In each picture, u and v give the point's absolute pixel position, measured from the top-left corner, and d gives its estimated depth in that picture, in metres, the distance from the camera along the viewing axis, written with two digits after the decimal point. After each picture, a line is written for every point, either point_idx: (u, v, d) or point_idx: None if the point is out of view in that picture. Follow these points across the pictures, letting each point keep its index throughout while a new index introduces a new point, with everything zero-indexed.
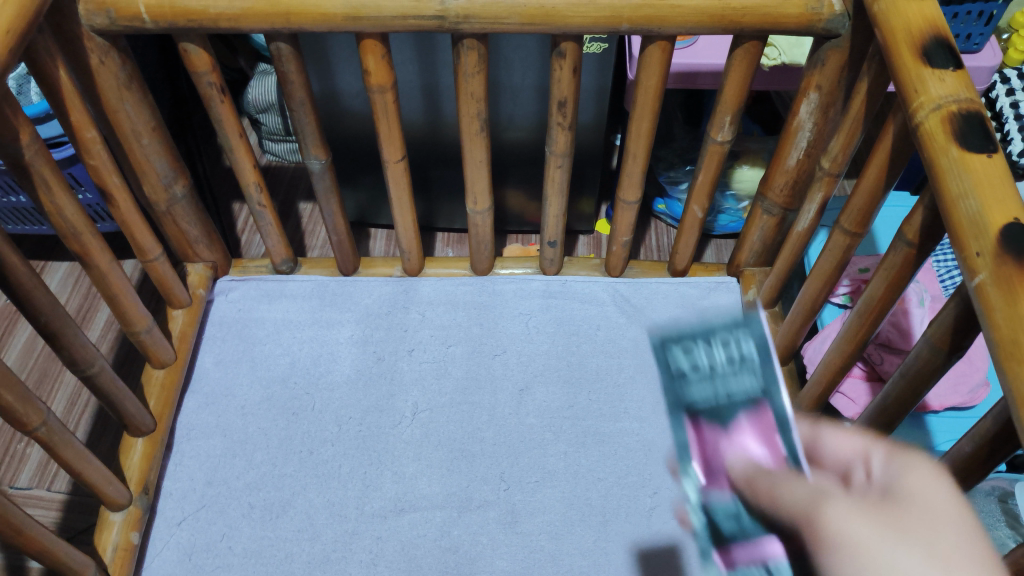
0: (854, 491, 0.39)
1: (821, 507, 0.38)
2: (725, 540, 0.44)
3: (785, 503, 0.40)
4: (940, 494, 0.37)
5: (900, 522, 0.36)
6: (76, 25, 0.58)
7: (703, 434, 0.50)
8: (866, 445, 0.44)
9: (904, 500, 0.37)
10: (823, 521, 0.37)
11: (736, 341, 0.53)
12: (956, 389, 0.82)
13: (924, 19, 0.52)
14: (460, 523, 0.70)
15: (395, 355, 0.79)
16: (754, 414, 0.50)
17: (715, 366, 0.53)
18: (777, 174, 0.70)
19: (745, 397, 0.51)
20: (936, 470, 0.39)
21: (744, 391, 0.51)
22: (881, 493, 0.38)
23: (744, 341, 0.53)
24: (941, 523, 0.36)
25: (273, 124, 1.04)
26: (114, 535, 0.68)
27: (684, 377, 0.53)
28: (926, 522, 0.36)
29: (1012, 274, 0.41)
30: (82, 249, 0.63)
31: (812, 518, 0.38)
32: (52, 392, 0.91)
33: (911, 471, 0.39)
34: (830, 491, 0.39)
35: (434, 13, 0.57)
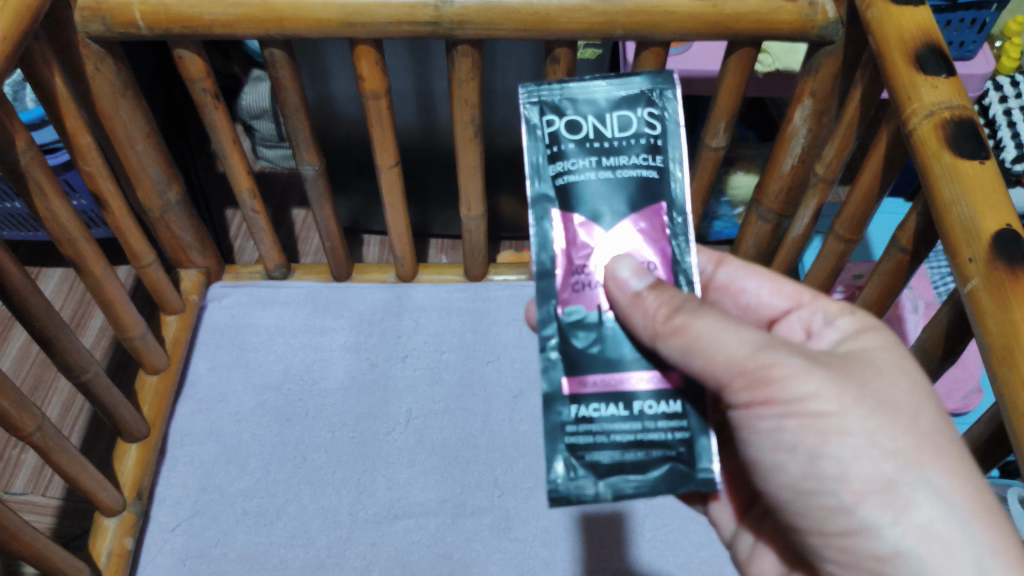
0: (803, 347, 0.44)
1: (777, 364, 0.42)
2: (581, 365, 0.44)
3: (706, 356, 0.42)
4: (896, 366, 0.44)
5: (865, 388, 0.42)
6: (73, 32, 0.58)
7: (575, 215, 0.45)
8: (800, 303, 0.53)
9: (864, 365, 0.44)
10: (779, 376, 0.42)
11: (630, 108, 0.47)
12: (949, 395, 0.82)
13: (916, 26, 0.52)
14: (454, 529, 0.69)
15: (389, 361, 0.78)
16: (644, 208, 0.46)
17: (601, 138, 0.46)
18: (771, 180, 0.70)
19: (633, 172, 0.46)
20: (887, 335, 0.47)
21: (635, 160, 0.46)
22: (834, 357, 0.45)
23: (636, 110, 0.47)
24: (899, 388, 0.43)
25: (267, 130, 1.03)
26: (108, 542, 0.67)
27: (566, 151, 0.46)
28: (885, 389, 0.43)
29: (1004, 280, 0.41)
30: (76, 255, 0.63)
31: (766, 373, 0.42)
32: (46, 399, 0.91)
33: (862, 334, 0.47)
34: (777, 348, 0.42)
35: (428, 18, 0.57)
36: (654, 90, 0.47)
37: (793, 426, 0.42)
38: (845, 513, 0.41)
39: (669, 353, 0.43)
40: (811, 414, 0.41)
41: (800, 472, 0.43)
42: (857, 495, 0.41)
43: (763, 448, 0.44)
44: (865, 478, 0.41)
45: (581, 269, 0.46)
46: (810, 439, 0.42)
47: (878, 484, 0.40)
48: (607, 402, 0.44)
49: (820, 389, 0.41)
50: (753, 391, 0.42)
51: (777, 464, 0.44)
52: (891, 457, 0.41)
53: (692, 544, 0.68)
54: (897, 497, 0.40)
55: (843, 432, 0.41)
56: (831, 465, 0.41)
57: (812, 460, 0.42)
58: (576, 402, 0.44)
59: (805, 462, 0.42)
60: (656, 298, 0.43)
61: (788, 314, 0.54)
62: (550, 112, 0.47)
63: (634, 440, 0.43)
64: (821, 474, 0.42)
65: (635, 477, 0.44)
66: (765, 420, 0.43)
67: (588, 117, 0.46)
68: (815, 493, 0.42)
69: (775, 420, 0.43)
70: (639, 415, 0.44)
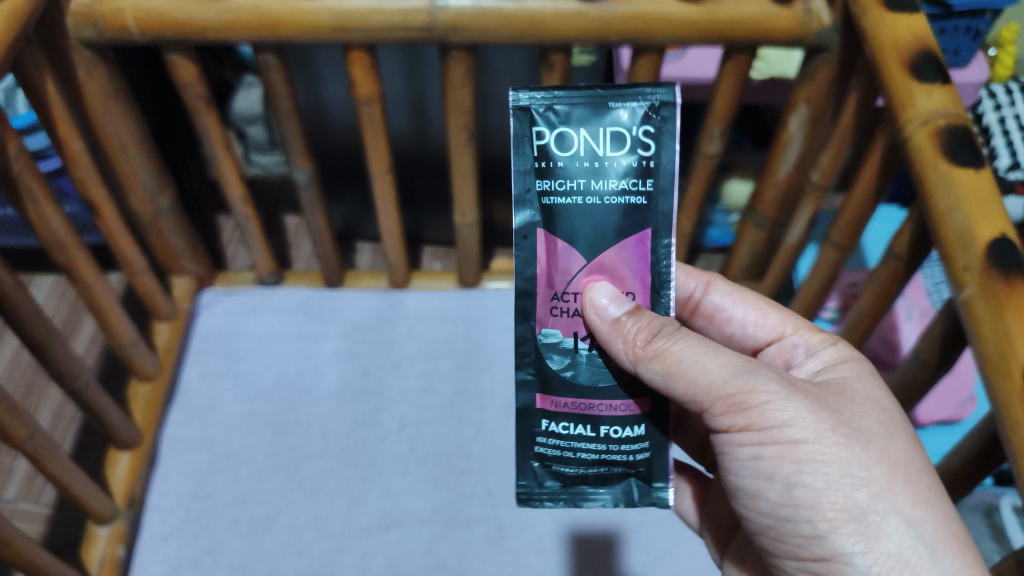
0: (783, 373, 0.44)
1: (755, 389, 0.42)
2: (554, 386, 0.46)
3: (686, 380, 0.43)
4: (872, 398, 0.45)
5: (840, 414, 0.43)
6: (64, 37, 0.58)
7: (558, 241, 0.44)
8: (785, 333, 0.53)
9: (842, 394, 0.45)
10: (757, 403, 0.42)
11: (625, 122, 0.43)
12: (943, 404, 0.81)
13: (911, 34, 0.52)
14: (448, 538, 0.69)
15: (381, 370, 0.78)
16: (631, 234, 0.44)
17: (591, 157, 0.43)
18: (768, 188, 0.69)
19: (620, 199, 0.44)
20: (866, 362, 0.48)
21: (622, 183, 0.44)
22: (813, 384, 0.45)
23: (631, 124, 0.43)
24: (872, 413, 0.43)
25: (260, 136, 1.02)
26: (100, 549, 0.67)
27: (555, 169, 0.44)
28: (860, 418, 0.43)
29: (998, 288, 0.41)
30: (67, 261, 0.62)
31: (743, 396, 0.42)
32: (37, 405, 0.90)
33: (841, 364, 0.48)
34: (756, 372, 0.43)
35: (421, 24, 0.56)
36: (651, 102, 0.43)
37: (771, 454, 0.42)
38: (818, 541, 0.42)
39: (650, 376, 0.44)
40: (787, 441, 0.42)
41: (777, 502, 0.43)
42: (829, 525, 0.41)
43: (741, 476, 0.44)
44: (837, 506, 0.41)
45: (562, 296, 0.45)
46: (786, 468, 0.42)
47: (851, 515, 0.40)
48: (577, 423, 0.47)
49: (797, 416, 0.42)
50: (733, 415, 0.43)
51: (754, 492, 0.44)
52: (864, 487, 0.41)
53: (686, 553, 0.68)
54: (867, 526, 0.40)
55: (816, 460, 0.41)
56: (804, 493, 0.41)
57: (786, 488, 0.42)
58: (548, 419, 0.47)
59: (781, 490, 0.42)
60: (635, 323, 0.43)
61: (771, 344, 0.54)
62: (541, 121, 0.44)
63: (597, 456, 0.47)
64: (794, 503, 0.42)
65: (595, 486, 0.49)
66: (743, 447, 0.43)
67: (579, 129, 0.44)
68: (788, 522, 0.43)
69: (753, 448, 0.43)
70: (605, 439, 0.47)
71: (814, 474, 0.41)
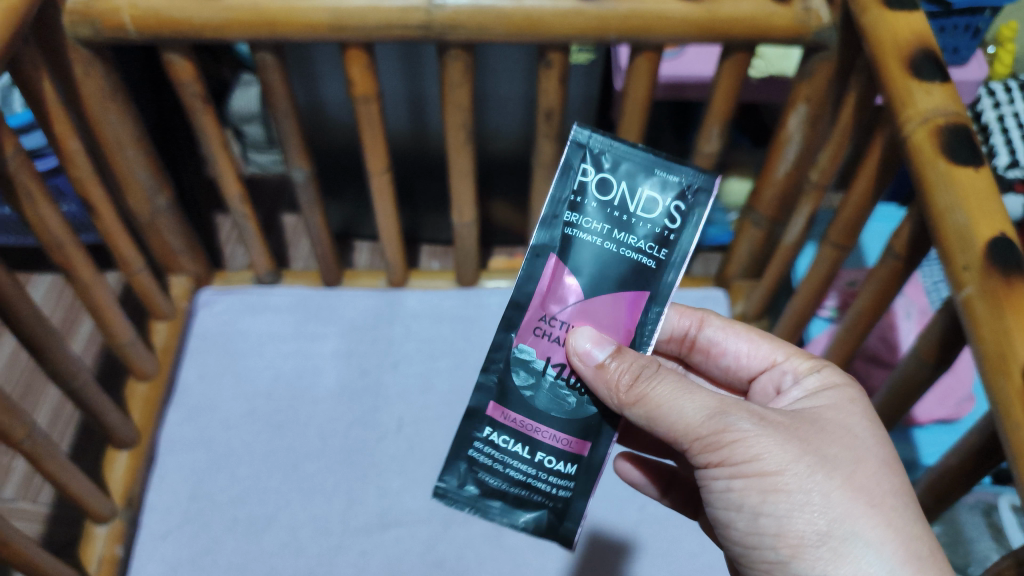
0: (758, 408, 0.44)
1: (728, 428, 0.42)
2: (509, 399, 0.46)
3: (667, 421, 0.43)
4: (844, 426, 0.45)
5: (808, 444, 0.43)
6: (61, 36, 0.57)
7: (565, 270, 0.46)
8: (775, 361, 0.53)
9: (813, 424, 0.44)
10: (729, 439, 0.42)
11: (661, 192, 0.45)
12: (942, 402, 0.81)
13: (912, 32, 0.52)
14: (446, 538, 0.69)
15: (380, 369, 0.78)
16: (631, 287, 0.45)
17: (622, 209, 0.45)
18: (766, 185, 0.70)
19: (633, 255, 0.45)
20: (848, 390, 0.48)
21: (640, 242, 0.45)
22: (786, 414, 0.45)
23: (666, 195, 0.45)
24: (842, 444, 0.43)
25: (257, 135, 1.02)
26: (99, 548, 0.68)
27: (587, 207, 0.46)
28: (828, 447, 0.43)
29: (997, 288, 0.41)
30: (65, 260, 0.62)
31: (717, 436, 0.42)
32: (35, 405, 0.89)
33: (823, 392, 0.48)
34: (729, 409, 0.43)
35: (418, 23, 0.56)
36: (693, 184, 0.45)
37: (740, 486, 0.42)
38: (783, 567, 0.42)
39: (635, 416, 0.44)
40: (755, 474, 0.42)
41: (746, 531, 0.43)
42: (790, 550, 0.41)
43: (715, 507, 0.45)
44: (801, 534, 0.41)
45: (548, 320, 0.46)
46: (753, 498, 0.42)
47: (813, 541, 0.40)
48: (516, 439, 0.46)
49: (767, 450, 0.42)
50: (709, 453, 0.43)
51: (727, 522, 0.44)
52: (825, 514, 0.41)
53: (684, 552, 0.68)
54: (824, 550, 0.40)
55: (779, 489, 0.41)
56: (769, 522, 0.42)
57: (752, 518, 0.42)
58: (491, 427, 0.47)
59: (749, 520, 0.43)
60: (618, 365, 0.43)
61: (763, 373, 0.54)
62: (590, 161, 0.46)
63: (524, 480, 0.47)
64: (761, 532, 0.42)
65: (510, 507, 0.48)
66: (715, 481, 0.44)
67: (620, 182, 0.45)
68: (756, 550, 0.43)
69: (725, 482, 0.43)
70: (538, 465, 0.46)
71: (780, 505, 0.41)
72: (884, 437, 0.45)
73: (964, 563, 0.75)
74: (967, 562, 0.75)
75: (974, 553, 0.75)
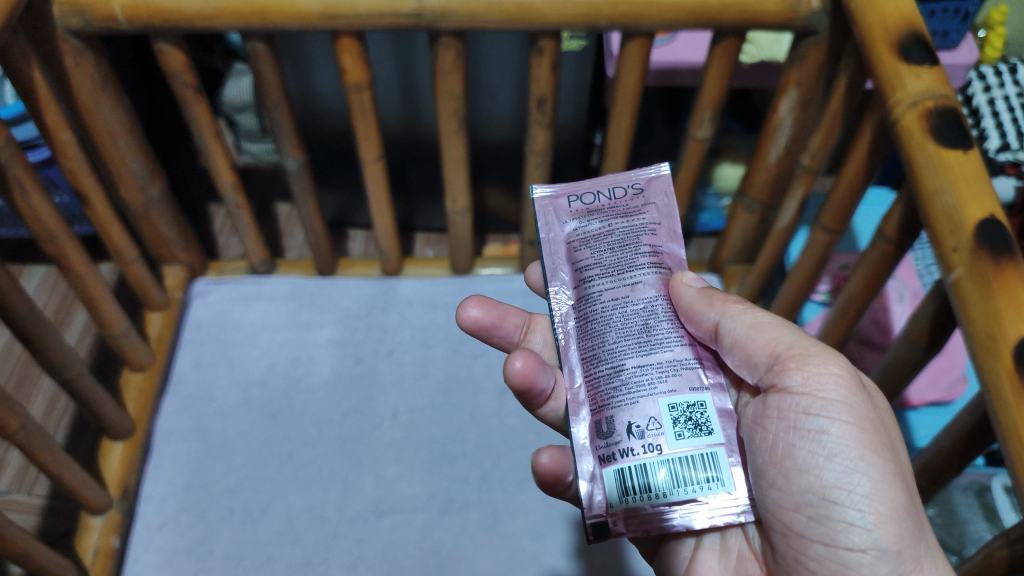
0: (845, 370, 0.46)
1: (836, 357, 0.45)
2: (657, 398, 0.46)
3: (768, 336, 0.46)
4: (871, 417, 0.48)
5: (883, 418, 0.45)
6: (51, 26, 0.57)
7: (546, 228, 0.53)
8: None
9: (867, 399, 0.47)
10: (845, 386, 0.44)
11: None
12: (936, 384, 0.82)
13: (901, 17, 0.52)
14: (442, 524, 0.69)
15: (375, 357, 0.78)
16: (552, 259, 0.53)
17: None
18: (758, 171, 0.70)
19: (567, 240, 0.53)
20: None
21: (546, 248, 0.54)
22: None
23: None
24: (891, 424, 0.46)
25: (250, 125, 1.02)
26: (94, 540, 0.68)
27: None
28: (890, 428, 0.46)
29: (987, 269, 0.41)
30: (57, 251, 0.62)
31: (824, 361, 0.45)
32: (30, 397, 0.89)
33: None
34: (842, 361, 0.45)
35: (410, 11, 0.56)
36: None
37: (838, 433, 0.43)
38: (859, 530, 0.42)
39: (734, 330, 0.47)
40: (861, 422, 0.43)
41: (828, 484, 0.42)
42: (879, 516, 0.42)
43: (787, 454, 0.44)
44: (889, 500, 0.42)
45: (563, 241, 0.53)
46: (850, 449, 0.42)
47: (898, 507, 0.42)
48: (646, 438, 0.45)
49: (871, 406, 0.44)
50: (813, 392, 0.44)
51: (801, 472, 0.43)
52: (904, 481, 0.43)
53: None
54: (898, 513, 0.42)
55: (871, 440, 0.43)
56: (858, 474, 0.42)
57: (844, 471, 0.42)
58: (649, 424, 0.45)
59: (837, 472, 0.42)
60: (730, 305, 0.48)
61: None
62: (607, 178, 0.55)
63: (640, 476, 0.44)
64: (849, 487, 0.42)
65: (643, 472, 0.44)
66: (808, 420, 0.44)
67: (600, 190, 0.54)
68: (832, 505, 0.42)
69: (822, 423, 0.43)
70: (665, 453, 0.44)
71: (874, 457, 0.42)
72: None
73: (959, 545, 0.75)
74: (961, 544, 0.75)
75: (968, 533, 0.75)
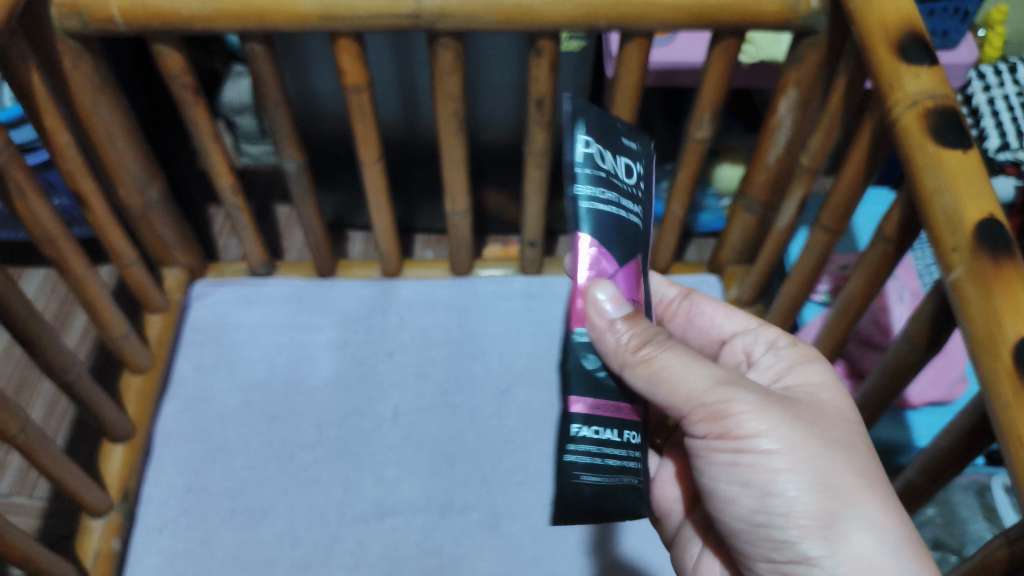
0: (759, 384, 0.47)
1: (731, 398, 0.45)
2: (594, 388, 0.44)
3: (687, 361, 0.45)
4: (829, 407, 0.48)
5: (807, 424, 0.45)
6: (48, 28, 0.57)
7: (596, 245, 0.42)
8: (755, 328, 0.57)
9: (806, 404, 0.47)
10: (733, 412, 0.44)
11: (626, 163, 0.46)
12: (935, 384, 0.82)
13: (900, 17, 0.52)
14: (442, 526, 0.69)
15: (375, 358, 0.78)
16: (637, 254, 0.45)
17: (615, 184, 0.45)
18: (758, 172, 0.70)
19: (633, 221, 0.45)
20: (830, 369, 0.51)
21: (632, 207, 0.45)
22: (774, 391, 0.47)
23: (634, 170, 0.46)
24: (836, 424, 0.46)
25: (250, 126, 1.02)
26: (95, 542, 0.68)
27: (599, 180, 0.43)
28: (825, 429, 0.46)
29: (987, 268, 0.41)
30: (56, 254, 0.62)
31: (721, 406, 0.44)
32: (30, 399, 0.89)
33: (798, 369, 0.51)
34: (734, 384, 0.45)
35: (408, 12, 0.56)
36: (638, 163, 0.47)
37: (746, 462, 0.45)
38: (788, 545, 0.44)
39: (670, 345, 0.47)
40: (763, 450, 0.44)
41: (752, 508, 0.45)
42: (801, 528, 0.43)
43: (717, 482, 0.47)
44: (807, 512, 0.43)
45: None
46: (760, 475, 0.44)
47: (814, 516, 0.43)
48: (609, 426, 0.43)
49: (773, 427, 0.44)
50: (711, 423, 0.45)
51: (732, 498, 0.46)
52: (839, 503, 0.43)
53: None
54: (837, 532, 0.42)
55: (789, 480, 0.44)
56: (785, 512, 0.43)
57: (764, 497, 0.44)
58: (585, 422, 0.43)
59: (756, 496, 0.45)
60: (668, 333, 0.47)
61: (735, 337, 0.57)
62: (584, 133, 0.43)
63: (616, 466, 0.43)
64: (773, 508, 0.44)
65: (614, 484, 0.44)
66: (727, 454, 0.45)
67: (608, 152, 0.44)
68: (764, 529, 0.44)
69: (731, 454, 0.45)
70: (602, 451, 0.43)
71: (799, 494, 0.43)
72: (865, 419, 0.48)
73: (959, 544, 0.76)
74: (961, 543, 0.76)
75: (969, 533, 0.76)
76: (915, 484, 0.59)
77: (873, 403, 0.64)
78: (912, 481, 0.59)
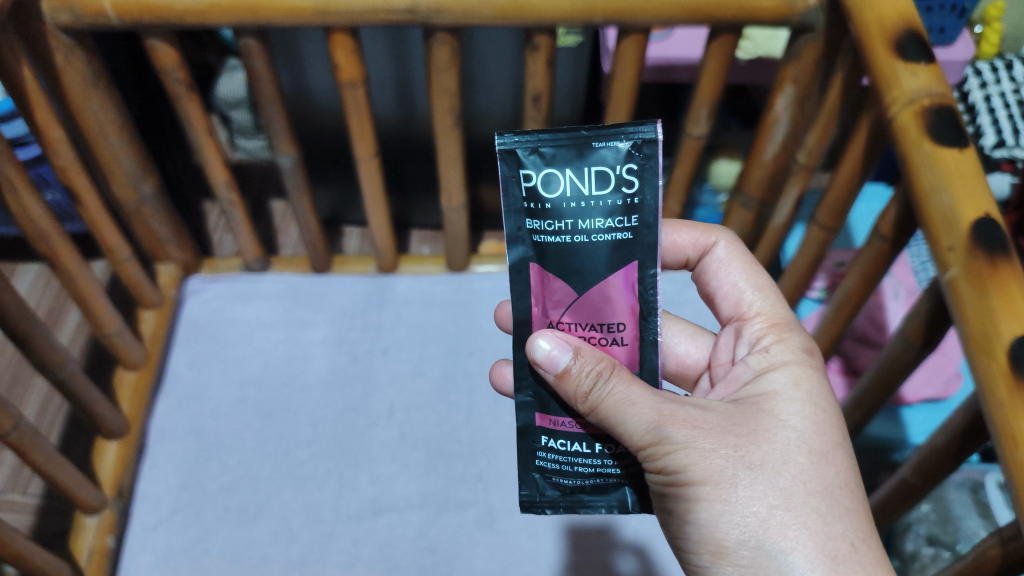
0: (697, 410, 0.43)
1: (663, 440, 0.41)
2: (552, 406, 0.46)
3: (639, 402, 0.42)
4: (778, 417, 0.43)
5: (737, 452, 0.41)
6: (39, 21, 0.56)
7: (552, 275, 0.45)
8: (745, 319, 0.52)
9: (749, 422, 0.43)
10: (664, 450, 0.41)
11: (606, 162, 0.43)
12: (929, 381, 0.82)
13: (897, 14, 0.52)
14: (438, 523, 0.69)
15: (370, 355, 0.78)
16: (619, 269, 0.45)
17: (578, 197, 0.43)
18: (755, 167, 0.69)
19: (607, 237, 0.44)
20: (796, 371, 0.46)
21: (607, 224, 0.44)
22: (718, 409, 0.43)
23: (615, 163, 0.43)
24: (773, 442, 0.42)
25: (244, 120, 1.02)
26: (89, 539, 0.67)
27: (544, 210, 0.44)
28: (758, 451, 0.42)
29: (983, 268, 0.41)
30: (48, 250, 0.62)
31: (655, 448, 0.41)
32: (23, 396, 0.89)
33: (771, 374, 0.46)
34: (665, 419, 0.41)
35: (404, 7, 0.56)
36: (633, 141, 0.43)
37: (675, 490, 0.42)
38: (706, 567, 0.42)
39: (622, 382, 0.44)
40: (686, 481, 0.41)
41: (675, 531, 0.43)
42: (713, 554, 0.41)
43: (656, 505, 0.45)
44: (725, 538, 0.41)
45: (557, 325, 0.46)
46: (684, 504, 0.42)
47: (732, 546, 0.40)
48: (574, 438, 0.46)
49: (698, 457, 0.41)
50: (649, 462, 0.42)
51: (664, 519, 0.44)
52: (765, 540, 0.40)
53: None
54: (746, 558, 0.40)
55: (715, 519, 0.41)
56: (715, 549, 0.41)
57: (684, 522, 0.42)
58: (548, 435, 0.46)
59: (679, 522, 0.43)
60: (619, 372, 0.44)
61: (732, 323, 0.53)
62: (528, 164, 0.43)
63: (590, 470, 0.46)
64: (693, 534, 0.42)
65: (594, 495, 0.47)
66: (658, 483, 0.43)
67: (565, 169, 0.43)
68: (687, 553, 0.43)
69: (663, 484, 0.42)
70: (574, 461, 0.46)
71: (728, 532, 0.40)
72: (822, 429, 0.43)
73: (953, 540, 0.76)
74: (955, 539, 0.76)
75: (963, 529, 0.76)
76: (910, 483, 0.59)
77: (868, 401, 0.64)
78: (906, 479, 0.59)
